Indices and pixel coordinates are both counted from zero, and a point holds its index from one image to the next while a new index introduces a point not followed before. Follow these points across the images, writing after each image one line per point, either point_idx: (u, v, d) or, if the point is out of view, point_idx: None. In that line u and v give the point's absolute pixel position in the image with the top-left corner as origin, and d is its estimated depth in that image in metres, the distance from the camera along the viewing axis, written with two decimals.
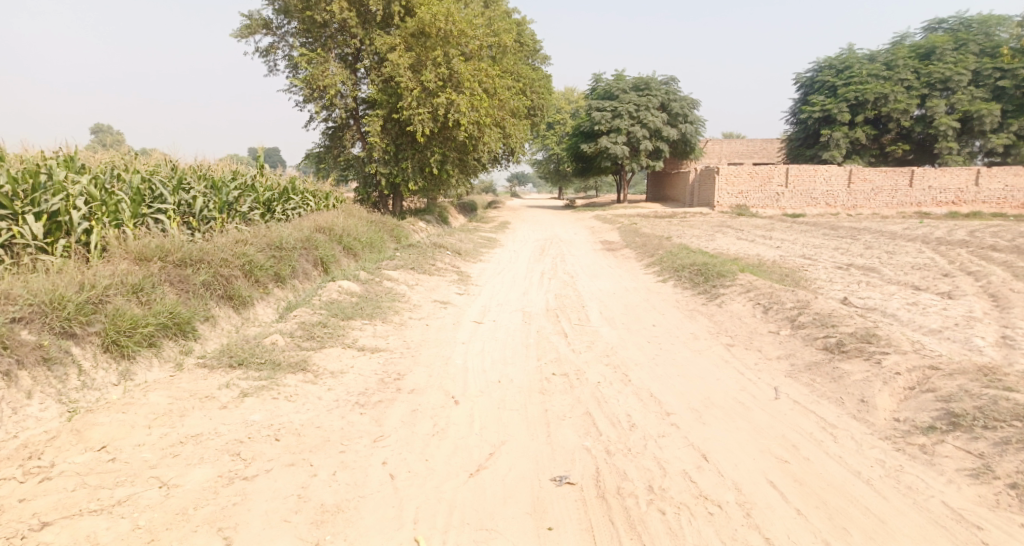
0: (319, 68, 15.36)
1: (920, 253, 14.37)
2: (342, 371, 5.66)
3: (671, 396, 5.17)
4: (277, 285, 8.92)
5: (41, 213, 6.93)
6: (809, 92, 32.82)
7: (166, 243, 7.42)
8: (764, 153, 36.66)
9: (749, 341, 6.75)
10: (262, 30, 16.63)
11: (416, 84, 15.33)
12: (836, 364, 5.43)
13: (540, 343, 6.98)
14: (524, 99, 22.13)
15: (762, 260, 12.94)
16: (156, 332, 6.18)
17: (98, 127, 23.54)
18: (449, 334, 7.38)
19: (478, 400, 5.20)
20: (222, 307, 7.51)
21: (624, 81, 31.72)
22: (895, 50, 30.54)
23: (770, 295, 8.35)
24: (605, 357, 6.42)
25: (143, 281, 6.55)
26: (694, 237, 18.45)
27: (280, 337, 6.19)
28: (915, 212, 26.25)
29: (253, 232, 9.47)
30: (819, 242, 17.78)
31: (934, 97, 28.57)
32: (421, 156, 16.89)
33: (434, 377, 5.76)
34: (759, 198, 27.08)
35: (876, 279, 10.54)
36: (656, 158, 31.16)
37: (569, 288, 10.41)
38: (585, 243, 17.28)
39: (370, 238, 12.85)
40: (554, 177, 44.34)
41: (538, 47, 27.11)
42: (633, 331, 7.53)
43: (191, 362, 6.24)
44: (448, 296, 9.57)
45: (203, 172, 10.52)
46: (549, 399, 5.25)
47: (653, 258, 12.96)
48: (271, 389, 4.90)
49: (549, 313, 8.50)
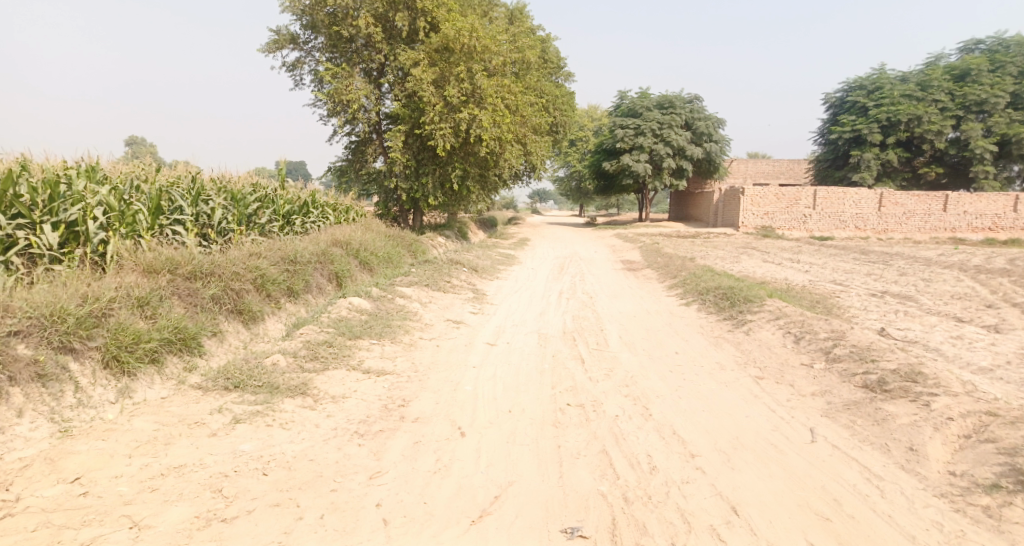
0: (343, 82, 15.25)
1: (958, 282, 13.73)
2: (343, 395, 5.34)
3: (696, 434, 4.76)
4: (289, 299, 8.68)
5: (59, 223, 6.81)
6: (839, 112, 32.17)
7: (178, 255, 7.20)
8: (791, 174, 36.00)
9: (780, 374, 6.30)
10: (289, 45, 16.66)
11: (439, 99, 15.17)
12: (879, 405, 4.97)
13: (556, 369, 6.61)
14: (547, 116, 21.89)
15: (791, 284, 12.44)
16: (160, 348, 5.92)
17: (131, 138, 23.95)
18: (461, 356, 7.04)
19: (487, 432, 4.83)
20: (231, 322, 7.26)
21: (649, 99, 31.40)
22: (929, 71, 29.75)
23: (802, 323, 7.88)
24: (625, 386, 6.02)
25: (150, 294, 6.31)
26: (718, 258, 17.95)
27: (282, 358, 5.89)
28: (949, 238, 25.42)
29: (268, 244, 9.27)
30: (849, 267, 17.17)
31: (970, 119, 27.75)
32: (442, 171, 16.68)
33: (441, 404, 5.41)
34: (786, 219, 26.44)
35: (913, 308, 9.99)
36: (680, 177, 30.70)
37: (588, 309, 10.02)
38: (606, 262, 16.91)
39: (388, 253, 12.62)
40: (576, 194, 44.08)
41: (562, 64, 26.98)
42: (655, 358, 7.11)
43: (195, 380, 5.98)
44: (462, 315, 9.23)
45: (222, 183, 10.39)
46: (564, 433, 4.87)
47: (676, 280, 12.53)
48: (266, 415, 4.59)
49: (566, 336, 8.12)
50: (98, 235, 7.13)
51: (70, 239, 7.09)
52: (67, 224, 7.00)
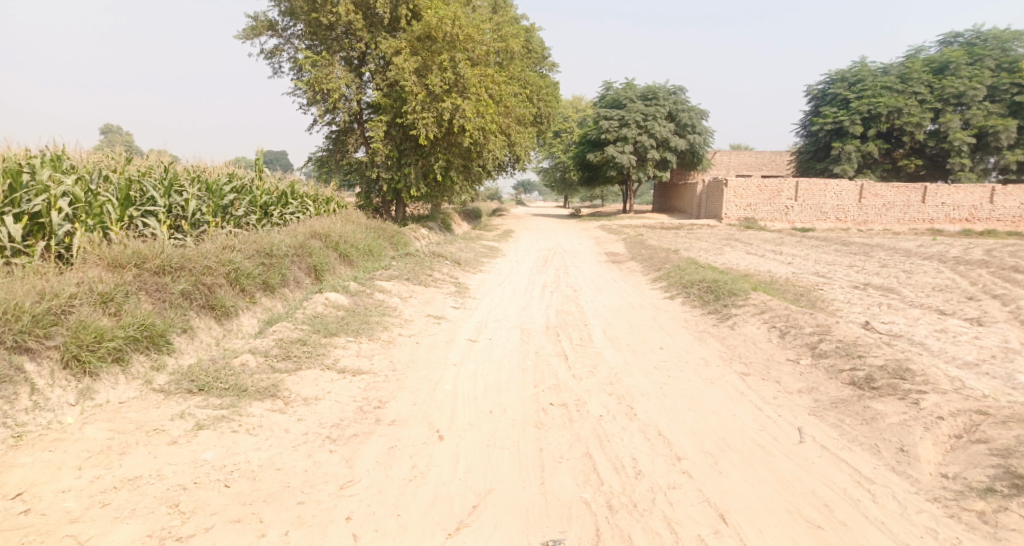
0: (323, 71, 14.88)
1: (939, 274, 13.77)
2: (316, 397, 5.12)
3: (682, 435, 4.61)
4: (264, 294, 8.38)
5: (21, 214, 6.52)
6: (821, 103, 32.27)
7: (145, 249, 6.88)
8: (773, 166, 36.10)
9: (766, 370, 6.17)
10: (267, 32, 16.21)
11: (421, 88, 14.86)
12: (868, 403, 4.85)
13: (538, 366, 6.43)
14: (531, 106, 21.63)
15: (774, 277, 12.37)
16: (124, 346, 5.62)
17: (106, 126, 23.27)
18: (440, 353, 6.83)
19: (466, 435, 4.65)
20: (202, 318, 6.97)
21: (633, 89, 31.24)
22: (909, 63, 29.87)
23: (787, 317, 7.77)
24: (609, 385, 5.86)
25: (115, 290, 6.01)
26: (702, 250, 17.87)
27: (252, 358, 5.64)
28: (928, 229, 25.63)
29: (242, 237, 8.96)
30: (832, 258, 17.18)
31: (949, 112, 27.96)
32: (425, 162, 16.39)
33: (419, 405, 5.21)
34: (768, 211, 26.48)
35: (897, 301, 9.95)
36: (664, 168, 30.62)
37: (571, 303, 9.85)
38: (589, 254, 16.78)
39: (369, 245, 12.33)
40: (561, 185, 43.92)
41: (546, 54, 26.71)
42: (640, 354, 6.96)
43: (163, 379, 5.70)
44: (443, 310, 9.01)
45: (196, 173, 10.03)
46: (546, 435, 4.70)
47: (661, 273, 12.41)
48: (231, 420, 4.37)
49: (549, 332, 7.94)
50: (63, 228, 6.80)
51: (33, 232, 6.77)
52: (29, 215, 6.67)
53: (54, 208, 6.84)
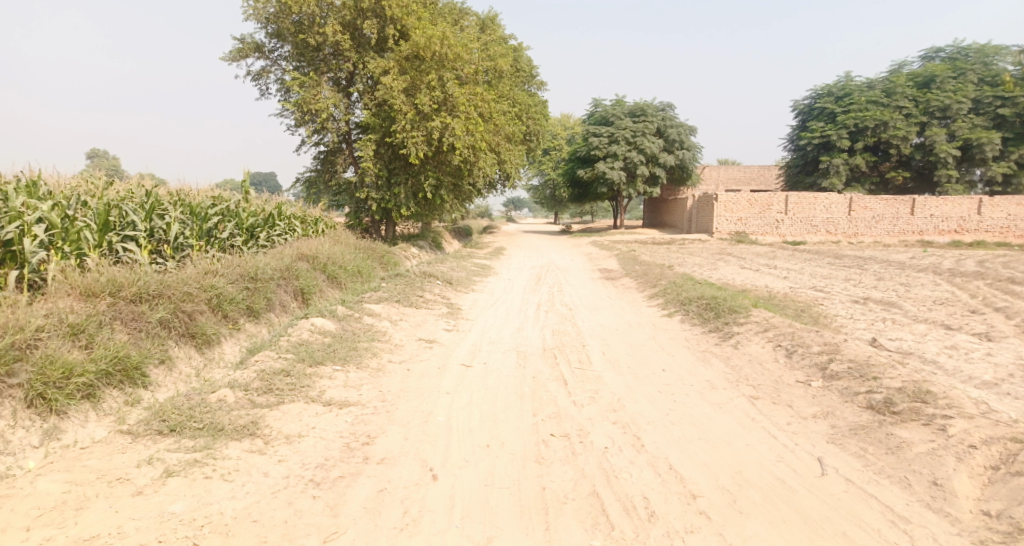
0: (311, 91, 14.62)
1: (936, 287, 13.59)
2: (299, 434, 4.74)
3: (694, 468, 4.30)
4: (249, 320, 8.01)
5: None
6: (807, 118, 32.41)
7: (121, 276, 6.50)
8: (762, 180, 36.13)
9: (776, 393, 5.88)
10: (254, 53, 15.97)
11: (410, 108, 14.64)
12: (891, 430, 4.55)
13: (537, 393, 6.07)
14: (520, 125, 21.47)
15: (772, 293, 12.13)
16: (96, 381, 5.23)
17: (92, 151, 22.88)
18: (432, 381, 6.46)
19: (461, 473, 4.30)
20: (182, 347, 6.58)
21: (622, 106, 31.25)
22: (894, 77, 30.07)
23: (793, 336, 7.49)
24: (612, 412, 5.53)
25: (87, 321, 5.63)
26: (696, 266, 17.64)
27: (230, 392, 5.25)
28: (918, 241, 25.61)
29: (226, 261, 8.59)
30: (826, 272, 17.00)
31: (934, 124, 28.13)
32: (414, 181, 16.14)
33: (411, 440, 4.86)
34: (759, 225, 26.39)
35: (899, 316, 9.70)
36: (653, 184, 30.56)
37: (567, 323, 9.52)
38: (582, 271, 16.51)
39: (358, 266, 11.98)
40: (551, 202, 43.80)
41: (534, 72, 26.67)
42: (643, 378, 6.61)
43: (138, 415, 5.31)
44: (435, 333, 8.65)
45: (179, 197, 9.67)
46: (547, 471, 4.36)
47: (656, 290, 12.14)
48: (204, 465, 4.00)
49: (546, 354, 7.59)
50: (37, 255, 6.42)
51: (5, 260, 6.39)
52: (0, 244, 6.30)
53: (28, 235, 6.47)
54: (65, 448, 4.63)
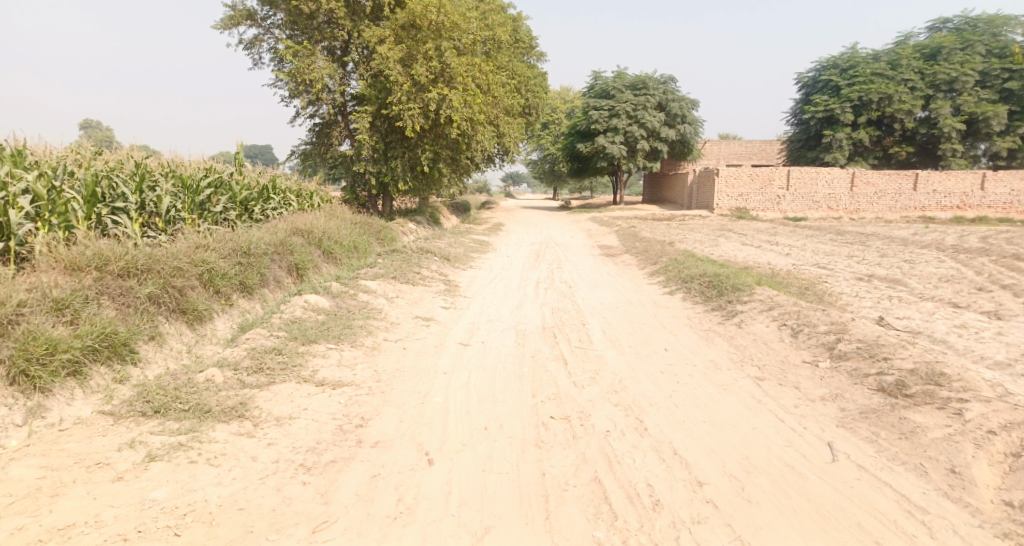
0: (306, 61, 14.23)
1: (941, 263, 13.39)
2: (290, 416, 4.56)
3: (700, 453, 4.14)
4: (242, 295, 7.80)
5: None
6: (811, 91, 31.88)
7: (107, 249, 6.26)
8: (763, 155, 35.69)
9: (783, 373, 5.71)
10: (246, 22, 15.52)
11: (406, 78, 14.26)
12: (904, 414, 4.40)
13: (536, 373, 5.90)
14: (519, 98, 21.03)
15: (775, 270, 11.93)
16: (82, 358, 5.04)
17: (86, 122, 22.53)
18: (429, 360, 6.28)
19: (458, 458, 4.14)
20: (173, 324, 6.39)
21: (623, 78, 30.68)
22: (900, 49, 29.50)
23: (798, 314, 7.31)
24: (614, 393, 5.36)
25: (72, 295, 5.42)
26: (696, 242, 17.40)
27: (219, 372, 5.06)
28: (920, 217, 25.36)
29: (217, 235, 8.34)
30: (828, 248, 16.80)
31: (940, 98, 27.66)
32: (411, 154, 15.79)
33: (406, 422, 4.69)
34: (760, 201, 26.12)
35: (905, 294, 9.52)
36: (654, 158, 30.19)
37: (567, 301, 9.33)
38: (582, 247, 16.29)
39: (354, 241, 11.73)
40: (550, 177, 43.38)
41: (533, 44, 26.13)
42: (645, 357, 6.44)
43: (127, 392, 5.12)
44: (432, 311, 8.46)
45: (170, 168, 9.39)
46: (547, 455, 4.21)
47: (657, 266, 11.94)
48: (189, 449, 3.82)
49: (545, 333, 7.41)
50: (22, 228, 6.18)
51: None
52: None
53: (12, 207, 6.23)
54: (50, 427, 4.45)
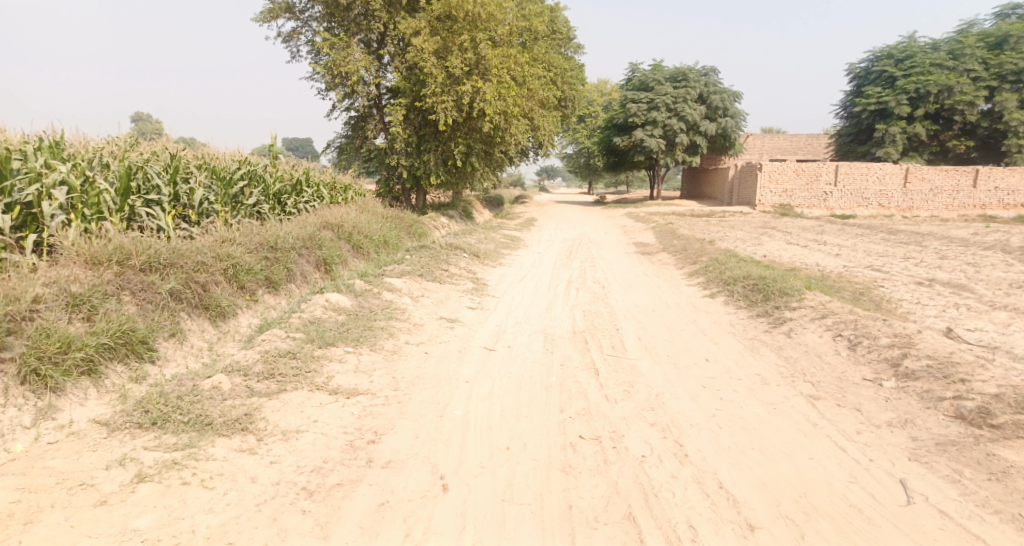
0: (341, 53, 13.96)
1: (1009, 267, 12.44)
2: (297, 429, 4.21)
3: (749, 489, 3.66)
4: (268, 291, 7.50)
5: (12, 203, 5.75)
6: (863, 83, 30.44)
7: (131, 243, 5.96)
8: (809, 149, 34.30)
9: (841, 392, 5.14)
10: (284, 14, 15.34)
11: (441, 70, 13.89)
12: (991, 449, 3.86)
13: (565, 384, 5.45)
14: (556, 90, 20.45)
15: (826, 272, 11.20)
16: (96, 356, 4.73)
17: (136, 115, 23.02)
18: (451, 367, 5.87)
19: (476, 484, 3.73)
20: (195, 319, 6.09)
21: (662, 70, 29.77)
22: (962, 38, 27.87)
23: (855, 324, 6.68)
24: (650, 410, 4.87)
25: (90, 291, 5.14)
26: (738, 240, 16.63)
27: (227, 379, 4.74)
28: (979, 216, 23.97)
29: (245, 228, 8.08)
30: (882, 249, 15.87)
31: (1005, 90, 26.05)
32: (445, 148, 15.46)
33: (421, 439, 4.29)
34: (805, 197, 25.05)
35: (973, 301, 8.76)
36: (694, 153, 29.26)
37: (600, 302, 8.84)
38: (617, 244, 15.74)
39: (384, 236, 11.41)
40: (586, 170, 42.69)
41: (571, 35, 25.49)
42: (684, 369, 5.93)
43: (142, 393, 4.80)
44: (458, 312, 8.06)
45: (203, 159, 9.15)
46: (575, 484, 3.77)
47: (697, 266, 11.34)
48: (183, 468, 3.49)
49: (576, 338, 6.93)
50: (56, 219, 5.97)
51: (23, 222, 5.96)
52: (19, 205, 5.86)
53: (47, 198, 6.02)
54: (58, 430, 4.13)
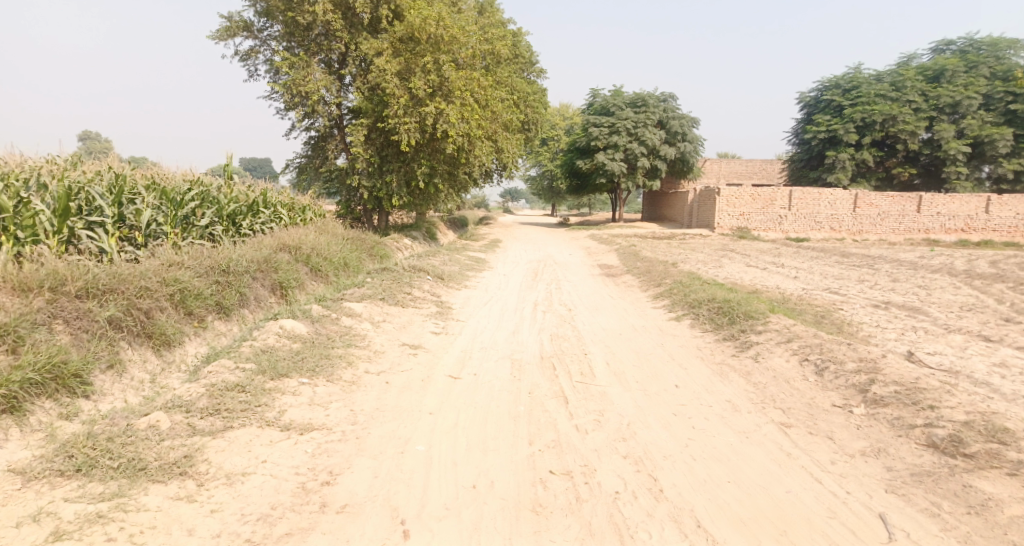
0: (301, 72, 13.66)
1: (956, 289, 12.80)
2: (243, 472, 3.88)
3: (728, 528, 3.50)
4: (218, 317, 7.08)
5: None
6: (813, 111, 31.50)
7: (66, 268, 5.52)
8: (764, 174, 35.22)
9: (813, 419, 5.06)
10: (242, 33, 14.98)
11: (403, 92, 13.72)
12: (968, 480, 3.80)
13: (533, 414, 5.24)
14: (518, 113, 20.48)
15: (786, 295, 11.31)
16: (20, 392, 4.28)
17: (84, 132, 22.10)
18: (414, 397, 5.59)
19: (440, 529, 3.48)
20: (136, 348, 5.64)
21: (622, 96, 30.25)
22: (903, 70, 29.16)
23: (821, 348, 6.65)
24: (622, 441, 4.69)
25: (17, 320, 4.70)
26: (699, 263, 16.77)
27: (166, 416, 4.38)
28: (924, 239, 24.85)
29: (196, 251, 7.66)
30: (837, 272, 16.20)
31: (944, 120, 27.28)
32: (407, 168, 15.24)
33: (381, 479, 4.00)
34: (761, 220, 25.57)
35: (928, 324, 8.91)
36: (654, 176, 29.70)
37: (566, 326, 8.67)
38: (581, 267, 15.68)
39: (343, 258, 11.05)
40: (548, 193, 42.91)
41: (534, 59, 25.69)
42: (655, 396, 5.77)
43: (73, 432, 4.36)
44: (421, 338, 7.78)
45: (153, 178, 8.69)
46: (546, 526, 3.54)
47: (661, 289, 11.31)
48: (108, 522, 3.22)
49: (544, 364, 6.73)
50: None
51: None
52: None
53: None
54: None
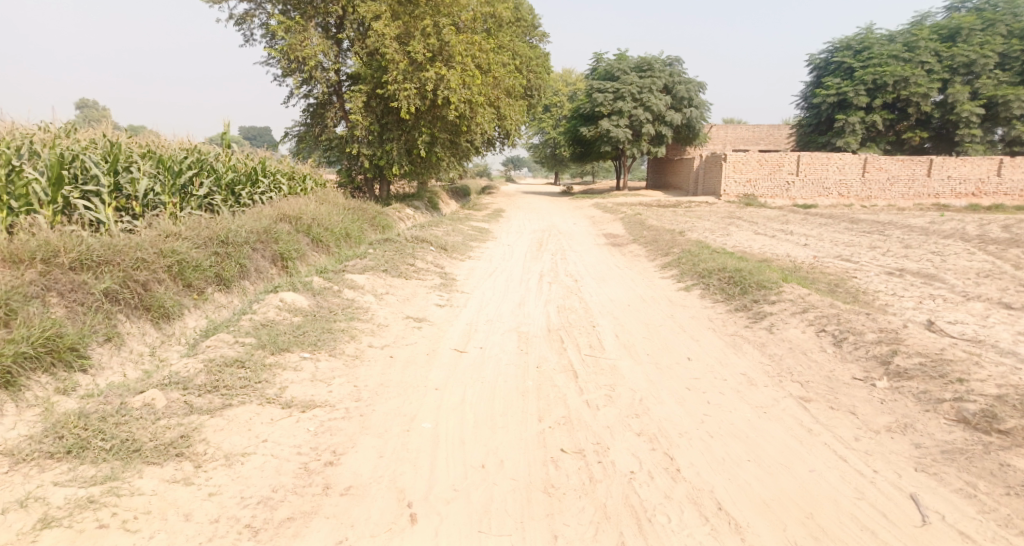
0: (298, 37, 13.20)
1: (971, 255, 12.50)
2: (242, 452, 3.71)
3: (750, 510, 3.33)
4: (218, 289, 6.87)
5: None
6: (823, 74, 30.75)
7: (58, 239, 5.29)
8: (771, 140, 34.59)
9: (834, 393, 4.86)
10: None
11: (402, 56, 13.29)
12: (1004, 459, 3.62)
13: (542, 389, 5.05)
14: (521, 79, 19.96)
15: (798, 263, 11.05)
16: (14, 367, 4.10)
17: (81, 102, 21.67)
18: (419, 372, 5.40)
19: (449, 513, 3.31)
20: (133, 322, 5.44)
21: (627, 60, 29.53)
22: (916, 30, 28.33)
23: (839, 318, 6.42)
24: (635, 418, 4.50)
25: (9, 293, 4.49)
26: (707, 231, 16.48)
27: (163, 394, 4.20)
28: (933, 204, 24.41)
29: (194, 221, 7.41)
30: (847, 238, 15.88)
31: (957, 81, 26.55)
32: (409, 136, 14.85)
33: (387, 459, 3.84)
34: (768, 187, 25.15)
35: (945, 292, 8.65)
36: (659, 143, 29.19)
37: (573, 297, 8.46)
38: (586, 235, 15.41)
39: (345, 228, 10.81)
40: (552, 161, 42.35)
41: (536, 23, 25.03)
42: (667, 369, 5.57)
43: (69, 408, 4.19)
44: (425, 310, 7.58)
45: (147, 147, 8.40)
46: (559, 508, 3.37)
47: (669, 258, 11.06)
48: (101, 508, 3.06)
49: (551, 337, 6.54)
50: None
51: None
52: None
53: None
54: None
